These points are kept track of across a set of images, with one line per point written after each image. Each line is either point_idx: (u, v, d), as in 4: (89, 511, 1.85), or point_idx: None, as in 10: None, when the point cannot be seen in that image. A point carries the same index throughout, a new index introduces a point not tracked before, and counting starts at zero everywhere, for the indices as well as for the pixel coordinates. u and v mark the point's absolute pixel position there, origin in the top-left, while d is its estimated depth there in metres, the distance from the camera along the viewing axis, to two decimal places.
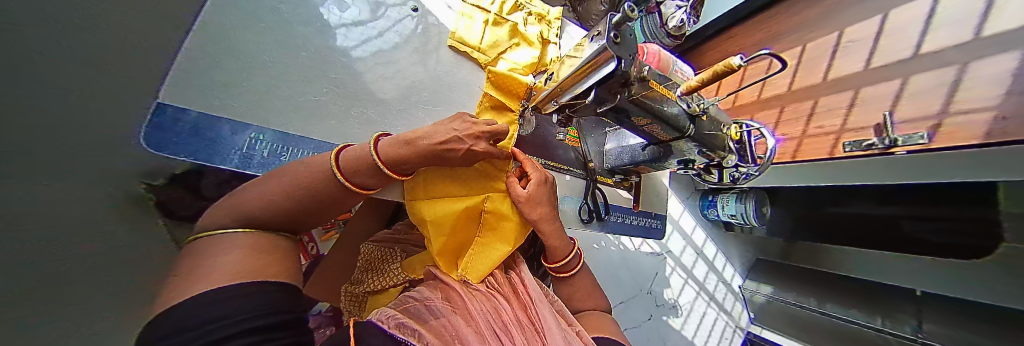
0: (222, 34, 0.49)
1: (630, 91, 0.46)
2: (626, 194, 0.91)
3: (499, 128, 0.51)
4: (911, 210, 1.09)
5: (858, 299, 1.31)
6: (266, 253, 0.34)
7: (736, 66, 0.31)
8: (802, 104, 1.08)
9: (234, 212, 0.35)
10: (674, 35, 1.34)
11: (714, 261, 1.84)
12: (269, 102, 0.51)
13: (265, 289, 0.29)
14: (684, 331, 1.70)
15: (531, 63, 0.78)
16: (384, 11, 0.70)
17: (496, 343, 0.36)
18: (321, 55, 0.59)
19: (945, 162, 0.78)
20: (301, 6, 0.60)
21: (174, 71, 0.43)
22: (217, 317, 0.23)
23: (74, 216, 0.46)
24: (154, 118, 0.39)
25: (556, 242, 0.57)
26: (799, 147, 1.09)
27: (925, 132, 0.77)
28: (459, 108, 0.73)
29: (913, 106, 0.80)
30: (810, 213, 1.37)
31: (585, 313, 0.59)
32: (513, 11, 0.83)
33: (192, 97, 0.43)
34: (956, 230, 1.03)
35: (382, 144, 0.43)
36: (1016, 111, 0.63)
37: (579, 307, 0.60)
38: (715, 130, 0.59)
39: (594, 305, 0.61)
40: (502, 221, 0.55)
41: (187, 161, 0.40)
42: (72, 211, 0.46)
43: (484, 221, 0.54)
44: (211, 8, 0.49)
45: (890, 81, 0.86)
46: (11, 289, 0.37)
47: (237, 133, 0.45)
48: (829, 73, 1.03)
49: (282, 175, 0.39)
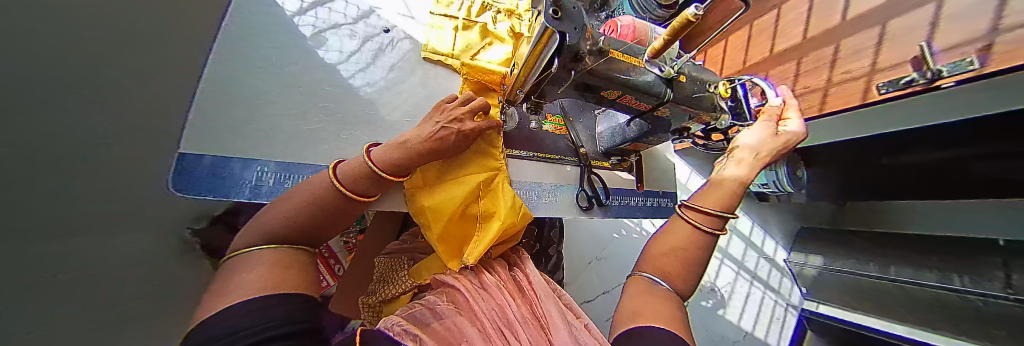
0: (226, 84, 0.54)
1: (582, 65, 0.45)
2: (629, 175, 0.87)
3: (477, 104, 0.52)
4: (978, 151, 0.89)
5: (936, 258, 1.16)
6: (289, 267, 0.36)
7: (694, 18, 0.29)
8: (823, 50, 1.00)
9: (257, 232, 0.37)
10: (666, 5, 1.27)
11: (751, 237, 1.73)
12: (272, 136, 0.55)
13: (282, 302, 0.30)
14: (728, 315, 1.60)
15: (505, 59, 0.77)
16: (365, 40, 0.73)
17: (499, 339, 0.36)
18: (311, 87, 0.63)
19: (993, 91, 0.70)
20: (289, 46, 0.64)
21: (193, 121, 0.48)
22: (246, 326, 0.25)
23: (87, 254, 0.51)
24: (178, 165, 0.44)
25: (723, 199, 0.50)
26: (826, 97, 0.99)
27: (975, 57, 0.66)
28: None
29: (956, 29, 0.69)
30: (850, 167, 1.21)
31: None
32: (481, 12, 0.84)
33: (207, 141, 0.48)
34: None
35: (374, 153, 0.45)
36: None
37: None
38: (702, 91, 0.56)
39: None
40: (497, 204, 0.55)
41: (208, 198, 0.45)
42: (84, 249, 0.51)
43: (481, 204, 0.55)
44: (214, 62, 0.54)
45: (923, 7, 0.76)
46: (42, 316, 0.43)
47: (247, 168, 0.50)
48: (848, 12, 0.94)
49: (292, 196, 0.41)
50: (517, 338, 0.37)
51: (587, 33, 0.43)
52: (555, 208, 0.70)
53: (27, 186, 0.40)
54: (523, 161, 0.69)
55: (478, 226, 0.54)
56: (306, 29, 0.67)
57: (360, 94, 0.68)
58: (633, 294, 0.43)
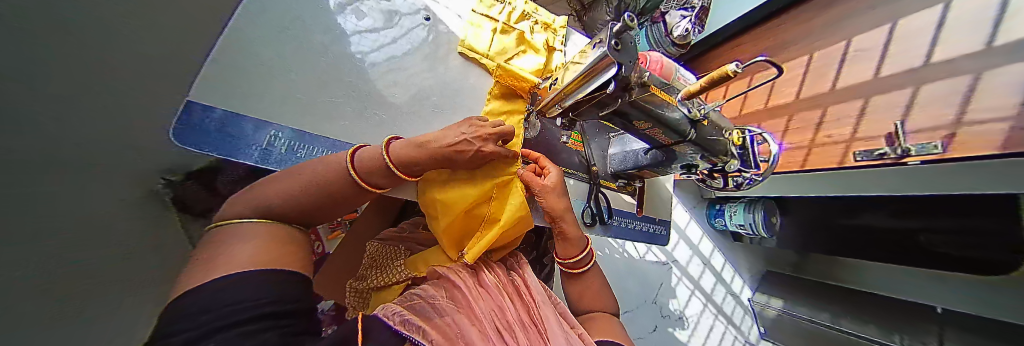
0: (248, 41, 0.52)
1: (628, 95, 0.47)
2: (630, 198, 0.90)
3: (505, 130, 0.52)
4: (928, 224, 1.01)
5: (884, 316, 1.25)
6: (281, 245, 0.34)
7: (734, 73, 0.32)
8: (812, 111, 1.09)
9: (251, 204, 0.36)
10: (680, 44, 1.33)
11: (722, 272, 1.81)
12: (288, 104, 0.53)
13: (280, 279, 0.29)
14: (691, 344, 1.65)
15: (537, 70, 0.79)
16: (398, 17, 0.74)
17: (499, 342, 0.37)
18: (340, 60, 0.62)
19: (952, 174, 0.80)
20: (321, 15, 0.63)
21: (203, 73, 0.45)
22: (234, 301, 0.23)
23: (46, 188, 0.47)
24: (184, 115, 0.42)
25: (574, 233, 0.61)
26: (808, 156, 1.09)
27: (939, 141, 0.78)
28: (464, 111, 0.76)
29: (925, 115, 0.81)
30: (816, 225, 1.32)
31: (592, 313, 0.61)
32: (520, 20, 0.85)
33: (217, 97, 0.46)
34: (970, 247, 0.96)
35: (393, 146, 0.45)
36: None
37: (586, 308, 0.62)
38: (718, 136, 0.60)
39: (597, 302, 0.62)
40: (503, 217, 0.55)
41: (213, 156, 0.44)
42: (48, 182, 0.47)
43: (491, 208, 0.55)
44: (239, 18, 0.52)
45: (902, 88, 0.87)
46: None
47: (258, 130, 0.49)
48: (840, 82, 1.03)
49: (300, 171, 0.40)
50: (516, 342, 0.38)
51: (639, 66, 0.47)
52: None
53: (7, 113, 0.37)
54: None
55: (479, 234, 0.55)
56: None
57: (382, 75, 0.68)
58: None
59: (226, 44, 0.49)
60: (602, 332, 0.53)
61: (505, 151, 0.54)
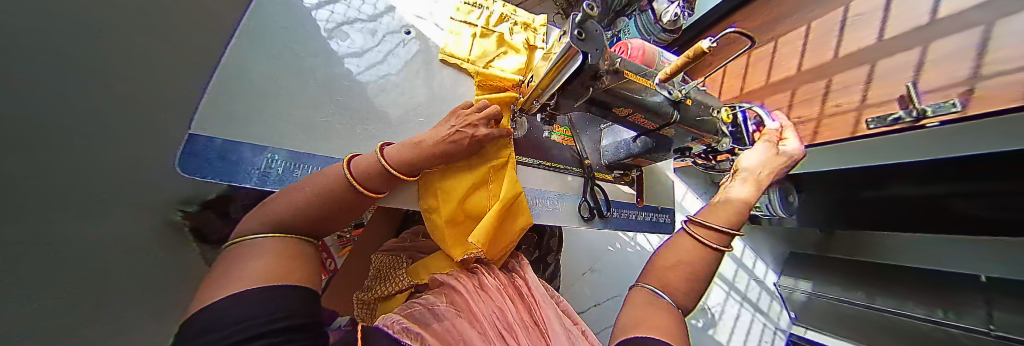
0: (243, 71, 0.55)
1: (600, 83, 0.48)
2: (629, 189, 0.89)
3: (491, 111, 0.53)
4: (956, 188, 0.93)
5: (919, 291, 1.20)
6: (296, 259, 0.34)
7: (708, 48, 0.32)
8: (816, 83, 1.06)
9: (264, 219, 0.36)
10: (671, 30, 1.33)
11: (744, 258, 1.74)
12: (286, 126, 0.56)
13: (291, 292, 0.29)
14: (717, 335, 1.60)
15: (519, 69, 0.81)
16: (385, 36, 0.76)
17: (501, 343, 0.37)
18: (329, 80, 0.65)
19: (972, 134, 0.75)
20: (308, 40, 0.66)
21: (204, 107, 0.48)
22: (251, 314, 0.24)
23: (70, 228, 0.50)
24: (186, 146, 0.44)
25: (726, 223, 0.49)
26: (818, 126, 1.05)
27: (956, 99, 0.73)
28: None
29: (938, 74, 0.77)
30: (841, 199, 1.27)
31: None
32: (499, 22, 0.86)
33: (219, 127, 0.49)
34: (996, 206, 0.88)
35: (388, 150, 0.46)
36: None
37: None
38: (706, 115, 0.61)
39: None
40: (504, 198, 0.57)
41: (214, 182, 0.45)
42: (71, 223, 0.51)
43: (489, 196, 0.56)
44: (232, 52, 0.55)
45: (910, 49, 0.83)
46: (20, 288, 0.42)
47: (258, 155, 0.51)
48: (842, 49, 1.00)
49: (302, 186, 0.41)
50: (516, 341, 0.38)
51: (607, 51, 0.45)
52: (556, 216, 0.71)
53: (18, 163, 0.39)
54: (531, 169, 0.71)
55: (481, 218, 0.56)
56: (325, 23, 0.69)
57: (374, 92, 0.70)
58: (636, 303, 0.41)
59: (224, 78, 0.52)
60: None
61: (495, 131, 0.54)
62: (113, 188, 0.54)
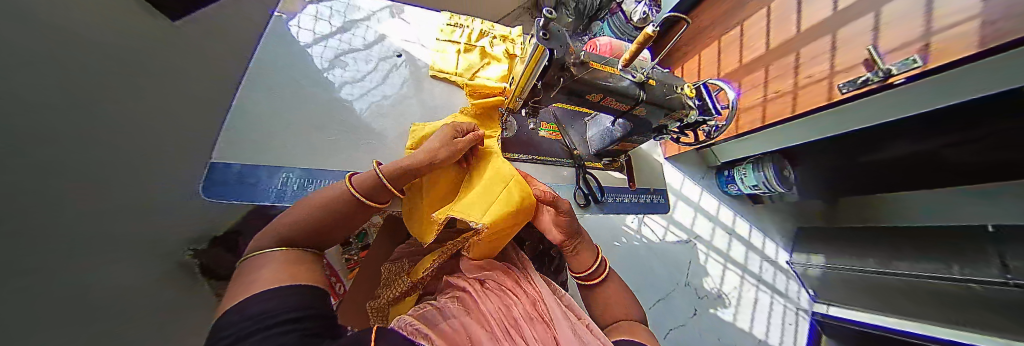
0: (254, 106, 0.62)
1: (569, 74, 0.52)
2: (620, 175, 0.93)
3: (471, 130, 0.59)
4: (955, 139, 0.96)
5: (926, 252, 1.24)
6: (304, 266, 0.36)
7: (654, 34, 0.37)
8: (786, 58, 1.13)
9: (277, 229, 0.38)
10: (642, 27, 1.43)
11: (751, 240, 1.74)
12: (295, 149, 0.62)
13: (303, 291, 0.31)
14: (738, 323, 1.55)
15: (502, 75, 0.88)
16: (379, 61, 0.83)
17: (507, 338, 0.38)
18: (330, 104, 0.71)
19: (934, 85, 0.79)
20: (309, 71, 0.73)
21: (222, 141, 0.56)
22: (270, 308, 0.26)
23: None
24: (211, 175, 0.52)
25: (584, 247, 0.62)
26: (795, 101, 1.08)
27: (917, 55, 0.77)
28: None
29: (895, 35, 0.83)
30: (840, 166, 1.32)
31: (617, 324, 0.52)
32: (480, 37, 0.93)
33: (234, 156, 0.56)
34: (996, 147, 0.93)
35: (383, 166, 0.49)
36: (1004, 13, 0.63)
37: (612, 319, 0.54)
38: (672, 93, 0.64)
39: (625, 315, 0.53)
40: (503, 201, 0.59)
41: (238, 203, 0.53)
42: None
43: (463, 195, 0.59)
44: (240, 96, 0.62)
45: (864, 16, 0.91)
46: None
47: (272, 176, 0.58)
48: (803, 24, 1.08)
49: (304, 202, 0.43)
50: (522, 335, 0.40)
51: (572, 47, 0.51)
52: None
53: None
54: (522, 163, 0.75)
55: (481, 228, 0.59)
56: (322, 56, 0.76)
57: (371, 111, 0.76)
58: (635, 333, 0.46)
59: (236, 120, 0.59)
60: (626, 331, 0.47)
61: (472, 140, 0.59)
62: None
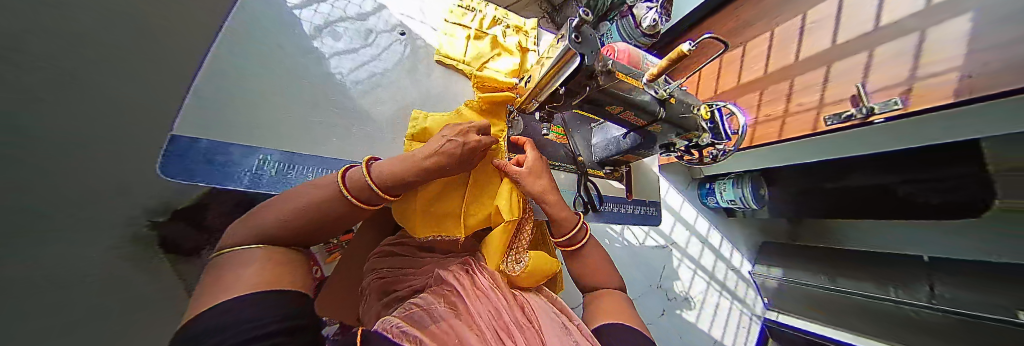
0: (229, 66, 0.60)
1: (595, 83, 0.51)
2: (619, 184, 0.94)
3: (482, 125, 0.53)
4: (910, 176, 1.11)
5: (876, 280, 1.30)
6: (286, 263, 0.33)
7: (688, 52, 0.36)
8: (780, 84, 1.15)
9: (249, 228, 0.33)
10: (650, 34, 1.40)
11: (720, 249, 1.81)
12: (278, 129, 0.62)
13: (284, 295, 0.29)
14: (699, 324, 1.63)
15: (513, 69, 0.83)
16: (375, 35, 0.80)
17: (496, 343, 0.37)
18: (319, 79, 0.70)
19: None
20: (300, 40, 0.70)
21: (187, 104, 0.53)
22: (251, 317, 0.24)
23: (69, 239, 0.43)
24: (171, 147, 0.47)
25: (561, 213, 0.60)
26: (782, 128, 1.13)
27: (898, 97, 0.85)
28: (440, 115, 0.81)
29: (882, 75, 0.89)
30: (806, 190, 1.42)
31: (599, 292, 0.59)
32: (492, 25, 0.91)
33: (198, 129, 0.53)
34: (945, 189, 1.08)
35: (373, 167, 0.42)
36: (983, 68, 0.70)
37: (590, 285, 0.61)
38: (688, 112, 0.65)
39: (609, 284, 0.60)
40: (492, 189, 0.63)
41: (201, 184, 0.49)
42: (71, 232, 0.43)
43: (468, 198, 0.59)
44: (200, 83, 0.55)
45: (858, 54, 0.95)
46: (16, 313, 0.34)
47: (247, 157, 0.55)
48: (802, 52, 1.10)
49: (294, 194, 0.37)
50: (512, 342, 0.38)
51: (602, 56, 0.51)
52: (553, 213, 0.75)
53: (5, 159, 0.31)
54: None
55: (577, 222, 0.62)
56: (312, 23, 0.73)
57: (365, 87, 0.74)
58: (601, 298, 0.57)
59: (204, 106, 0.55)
60: (606, 315, 0.53)
61: (487, 139, 0.52)
62: (115, 194, 0.50)
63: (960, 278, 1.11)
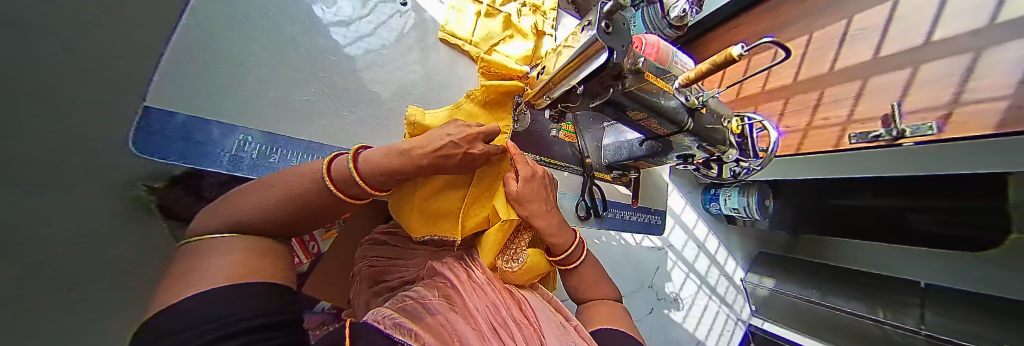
0: (208, 28, 0.56)
1: (620, 83, 0.48)
2: (625, 189, 0.92)
3: (492, 129, 0.48)
4: (925, 202, 1.09)
5: (863, 291, 1.33)
6: (266, 256, 0.31)
7: (738, 56, 0.34)
8: (809, 94, 1.06)
9: (226, 217, 0.31)
10: (677, 26, 1.31)
11: (717, 256, 1.80)
12: (263, 106, 0.59)
13: (264, 291, 0.26)
14: (685, 324, 1.65)
15: (525, 56, 0.77)
16: (376, 5, 0.76)
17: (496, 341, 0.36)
18: (309, 51, 0.66)
19: (958, 152, 0.80)
20: (292, 5, 0.67)
21: (162, 72, 0.49)
22: (222, 314, 0.22)
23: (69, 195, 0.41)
24: (144, 121, 0.46)
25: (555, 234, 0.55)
26: (804, 138, 1.09)
27: (933, 122, 0.79)
28: (438, 102, 0.78)
29: (922, 95, 0.81)
30: (811, 208, 1.40)
31: (593, 302, 0.58)
32: (507, 2, 0.84)
33: (174, 102, 0.50)
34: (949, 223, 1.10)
35: (362, 155, 0.38)
36: None
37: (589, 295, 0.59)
38: (717, 125, 0.61)
39: (602, 295, 0.59)
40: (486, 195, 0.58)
41: (176, 163, 0.48)
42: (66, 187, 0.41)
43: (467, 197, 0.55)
44: (172, 51, 0.51)
45: (900, 69, 0.85)
46: None
47: (226, 135, 0.54)
48: (839, 61, 0.99)
49: (276, 181, 0.35)
50: (510, 339, 0.37)
51: (633, 53, 0.47)
52: None
53: None
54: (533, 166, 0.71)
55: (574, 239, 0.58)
56: None
57: (362, 64, 0.72)
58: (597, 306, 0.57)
59: (182, 78, 0.51)
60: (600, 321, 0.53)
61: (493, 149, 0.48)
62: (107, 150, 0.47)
63: (960, 310, 1.06)
